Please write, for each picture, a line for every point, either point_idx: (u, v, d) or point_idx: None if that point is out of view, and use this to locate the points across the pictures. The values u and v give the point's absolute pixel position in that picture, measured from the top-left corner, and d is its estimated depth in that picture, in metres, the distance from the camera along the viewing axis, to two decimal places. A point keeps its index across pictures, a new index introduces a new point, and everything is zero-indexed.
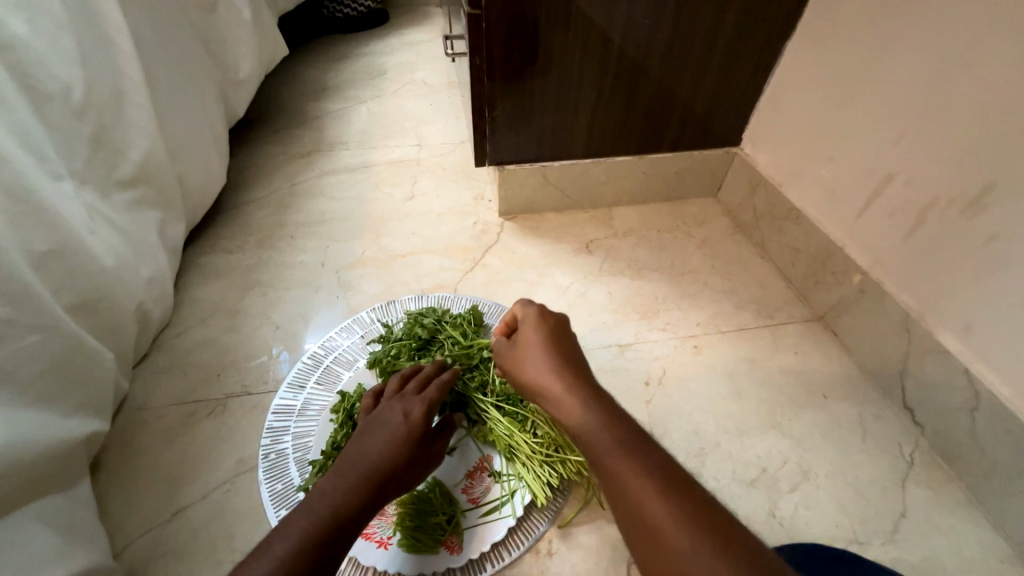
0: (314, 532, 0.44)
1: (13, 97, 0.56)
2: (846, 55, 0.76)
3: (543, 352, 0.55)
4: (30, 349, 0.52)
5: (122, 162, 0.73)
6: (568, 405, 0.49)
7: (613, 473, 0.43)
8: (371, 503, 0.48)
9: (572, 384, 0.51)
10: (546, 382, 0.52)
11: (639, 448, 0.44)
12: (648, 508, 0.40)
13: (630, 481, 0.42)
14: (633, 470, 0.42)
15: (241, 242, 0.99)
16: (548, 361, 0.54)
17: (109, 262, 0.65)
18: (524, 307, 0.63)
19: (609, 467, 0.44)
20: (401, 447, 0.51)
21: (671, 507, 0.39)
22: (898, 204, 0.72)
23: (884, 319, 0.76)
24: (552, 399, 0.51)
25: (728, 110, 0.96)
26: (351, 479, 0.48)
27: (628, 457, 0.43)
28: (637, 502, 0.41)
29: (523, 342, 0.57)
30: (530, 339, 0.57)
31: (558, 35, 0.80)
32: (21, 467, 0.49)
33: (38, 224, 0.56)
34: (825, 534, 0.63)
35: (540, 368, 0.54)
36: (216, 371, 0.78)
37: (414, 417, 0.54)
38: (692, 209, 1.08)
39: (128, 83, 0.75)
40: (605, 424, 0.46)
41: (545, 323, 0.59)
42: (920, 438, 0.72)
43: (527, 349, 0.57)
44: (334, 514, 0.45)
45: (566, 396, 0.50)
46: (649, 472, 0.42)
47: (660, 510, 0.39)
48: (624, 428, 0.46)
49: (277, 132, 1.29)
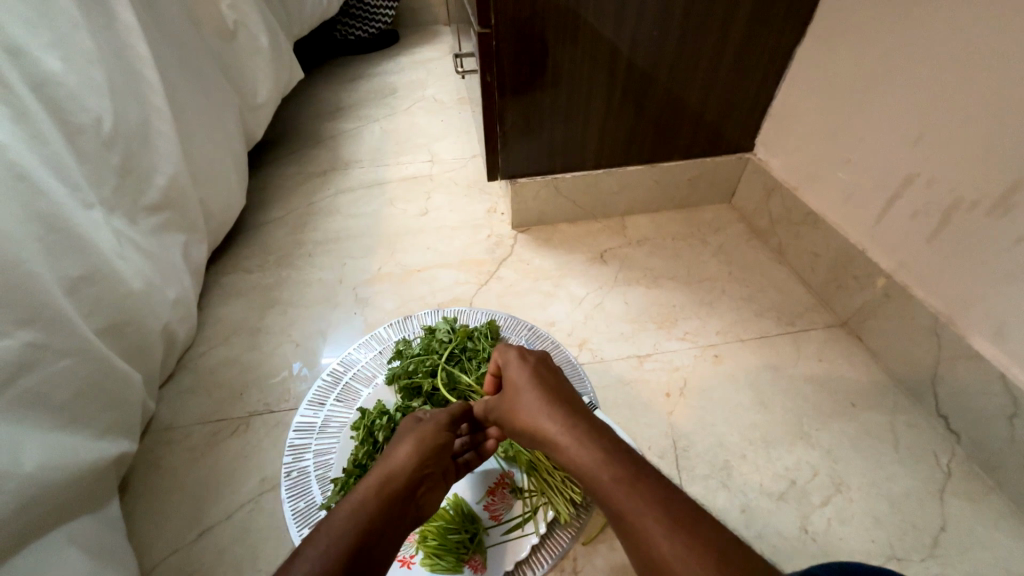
0: (338, 552, 0.42)
1: (48, 131, 0.59)
2: (859, 58, 0.75)
3: (530, 392, 0.55)
4: (63, 371, 0.54)
5: (148, 188, 0.75)
6: (566, 447, 0.49)
7: (617, 512, 0.43)
8: (392, 513, 0.48)
9: (567, 422, 0.50)
10: (538, 427, 0.51)
11: (640, 481, 0.44)
12: (653, 546, 0.40)
13: (633, 517, 0.42)
14: (637, 507, 0.42)
15: (260, 261, 1.02)
16: (536, 403, 0.53)
17: (137, 285, 0.67)
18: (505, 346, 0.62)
19: (614, 504, 0.43)
20: (405, 448, 0.53)
21: (676, 544, 0.39)
22: (921, 205, 0.70)
23: (912, 324, 0.73)
24: (545, 440, 0.51)
25: (740, 116, 0.96)
26: (366, 494, 0.48)
27: (628, 491, 0.43)
28: (643, 539, 0.41)
29: (511, 387, 0.57)
30: (511, 378, 0.58)
31: (567, 50, 0.81)
32: (55, 490, 0.50)
33: (72, 251, 0.58)
34: (860, 549, 0.61)
35: (532, 409, 0.53)
36: (239, 390, 0.80)
37: (408, 424, 0.57)
38: (706, 216, 1.07)
39: (154, 113, 0.78)
40: (605, 461, 0.46)
41: (527, 360, 0.59)
42: (957, 447, 0.69)
43: (514, 390, 0.56)
44: (357, 527, 0.45)
45: (561, 437, 0.49)
46: (651, 508, 0.42)
47: (666, 548, 0.39)
48: (619, 461, 0.45)
49: (294, 153, 1.33)
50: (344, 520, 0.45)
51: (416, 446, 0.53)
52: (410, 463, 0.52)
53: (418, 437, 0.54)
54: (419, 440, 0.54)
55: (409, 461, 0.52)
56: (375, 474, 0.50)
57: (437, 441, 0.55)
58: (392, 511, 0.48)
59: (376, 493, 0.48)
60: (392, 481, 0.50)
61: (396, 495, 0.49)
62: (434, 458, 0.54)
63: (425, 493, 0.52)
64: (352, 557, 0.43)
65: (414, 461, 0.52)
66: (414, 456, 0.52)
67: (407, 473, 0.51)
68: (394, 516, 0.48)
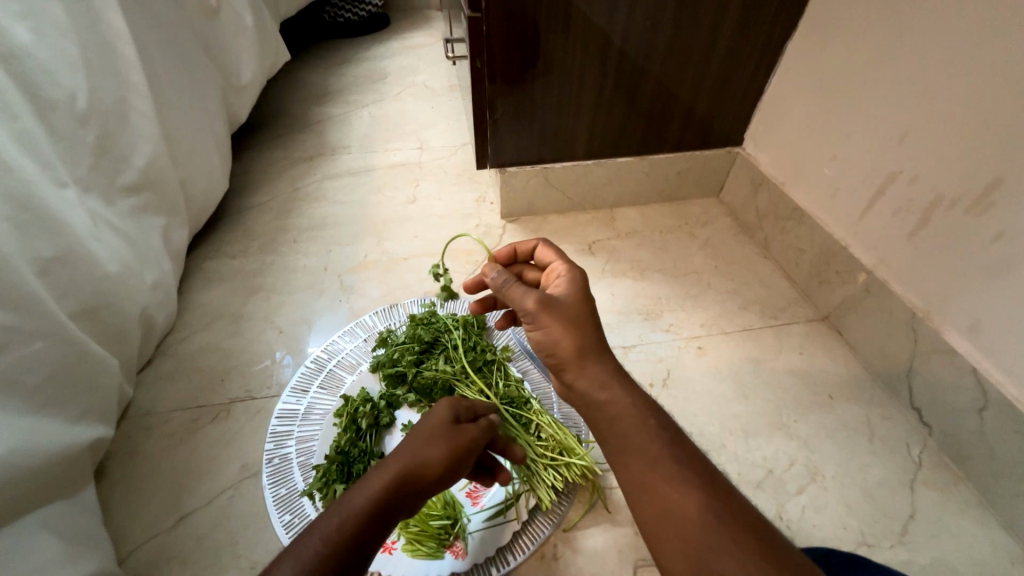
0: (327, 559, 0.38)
1: (16, 105, 0.57)
2: (848, 54, 0.76)
3: (586, 319, 0.49)
4: (36, 355, 0.52)
5: (126, 169, 0.73)
6: (607, 396, 0.46)
7: (644, 462, 0.42)
8: (394, 511, 0.42)
9: (613, 377, 0.47)
10: (591, 359, 0.47)
11: (674, 442, 0.43)
12: (678, 499, 0.39)
13: (661, 470, 0.41)
14: (670, 462, 0.41)
15: (244, 246, 1.00)
16: (591, 336, 0.49)
17: (114, 268, 0.66)
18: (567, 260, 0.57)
19: (643, 456, 0.42)
20: (423, 443, 0.46)
21: (702, 500, 0.39)
22: (902, 202, 0.71)
23: (890, 319, 0.75)
24: (584, 375, 0.47)
25: (729, 110, 0.96)
26: (374, 487, 0.42)
27: (664, 447, 0.43)
28: (664, 497, 0.40)
29: (567, 310, 0.50)
30: (570, 295, 0.51)
31: (559, 38, 0.80)
32: (26, 475, 0.49)
33: (44, 231, 0.56)
34: (832, 536, 0.63)
35: (579, 342, 0.48)
36: (220, 376, 0.79)
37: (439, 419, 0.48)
38: (694, 209, 1.07)
39: (132, 91, 0.75)
40: (643, 415, 0.45)
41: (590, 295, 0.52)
42: (928, 438, 0.71)
43: (567, 307, 0.50)
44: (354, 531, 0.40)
45: (609, 378, 0.47)
46: (684, 466, 0.41)
47: (691, 503, 0.39)
48: (658, 420, 0.45)
49: (280, 136, 1.30)
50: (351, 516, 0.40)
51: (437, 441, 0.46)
52: (426, 461, 0.45)
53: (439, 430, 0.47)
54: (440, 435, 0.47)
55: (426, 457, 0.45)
56: (386, 470, 0.43)
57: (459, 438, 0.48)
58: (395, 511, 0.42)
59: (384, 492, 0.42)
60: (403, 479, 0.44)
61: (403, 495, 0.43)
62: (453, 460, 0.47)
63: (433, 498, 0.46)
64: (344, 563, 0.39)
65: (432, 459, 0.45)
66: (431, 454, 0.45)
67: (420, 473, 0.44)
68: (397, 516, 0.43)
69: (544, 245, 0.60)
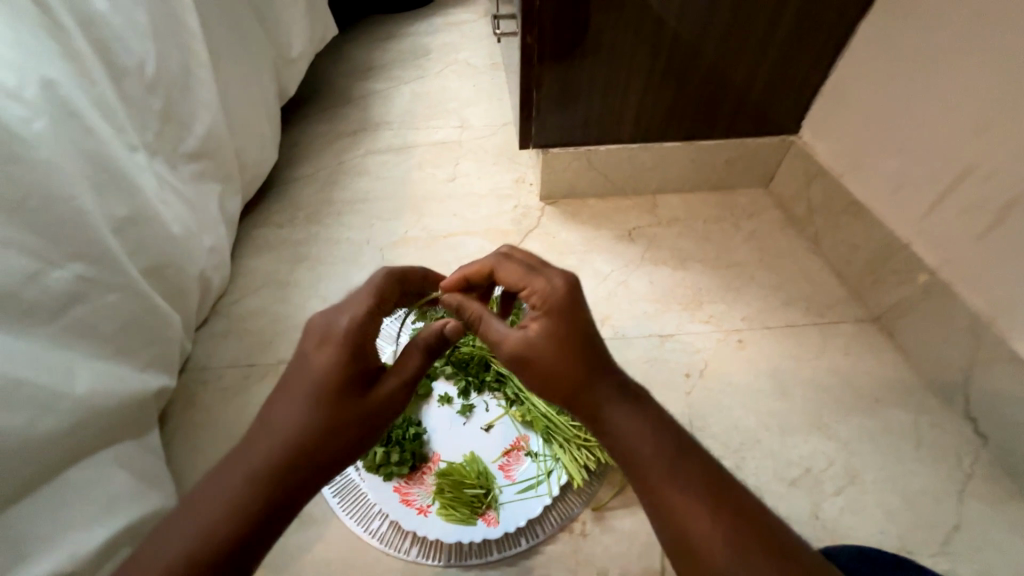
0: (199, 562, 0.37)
1: (94, 70, 0.60)
2: (928, 37, 0.70)
3: (574, 347, 0.44)
4: (111, 306, 0.57)
5: (188, 136, 0.76)
6: (611, 419, 0.42)
7: (654, 488, 0.39)
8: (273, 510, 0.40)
9: (618, 399, 0.43)
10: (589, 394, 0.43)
11: (686, 461, 0.40)
12: (692, 526, 0.37)
13: (674, 498, 0.38)
14: (682, 488, 0.38)
15: (291, 216, 1.03)
16: (580, 377, 0.43)
17: (177, 230, 0.69)
18: (534, 276, 0.49)
19: (653, 482, 0.39)
20: (309, 397, 0.43)
21: (720, 527, 0.37)
22: (975, 200, 0.66)
23: (950, 323, 0.71)
24: (583, 408, 0.43)
25: (789, 96, 0.91)
26: (240, 483, 0.40)
27: (675, 470, 0.39)
28: (691, 525, 0.37)
29: (541, 357, 0.45)
30: (544, 336, 0.45)
31: (611, 17, 0.78)
32: (102, 414, 0.53)
33: (118, 191, 0.60)
34: (869, 538, 0.62)
35: (568, 387, 0.44)
36: (269, 339, 0.83)
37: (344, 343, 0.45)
38: (741, 199, 1.04)
39: (194, 60, 0.78)
40: (652, 437, 0.41)
41: (569, 325, 0.45)
42: (981, 450, 0.68)
43: (551, 340, 0.45)
44: (220, 533, 0.38)
45: (612, 408, 0.42)
46: (698, 489, 0.38)
47: (707, 530, 0.37)
48: (667, 438, 0.41)
49: (326, 110, 1.32)
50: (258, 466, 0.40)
51: (297, 432, 0.42)
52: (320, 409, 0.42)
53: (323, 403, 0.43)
54: (322, 412, 0.42)
55: (304, 436, 0.41)
56: (293, 413, 0.42)
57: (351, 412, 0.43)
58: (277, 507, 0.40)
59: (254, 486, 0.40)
60: (277, 468, 0.40)
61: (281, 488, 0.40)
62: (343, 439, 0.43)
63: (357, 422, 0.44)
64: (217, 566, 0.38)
65: (293, 452, 0.41)
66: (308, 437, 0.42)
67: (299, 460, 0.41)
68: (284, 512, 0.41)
69: (502, 261, 0.52)
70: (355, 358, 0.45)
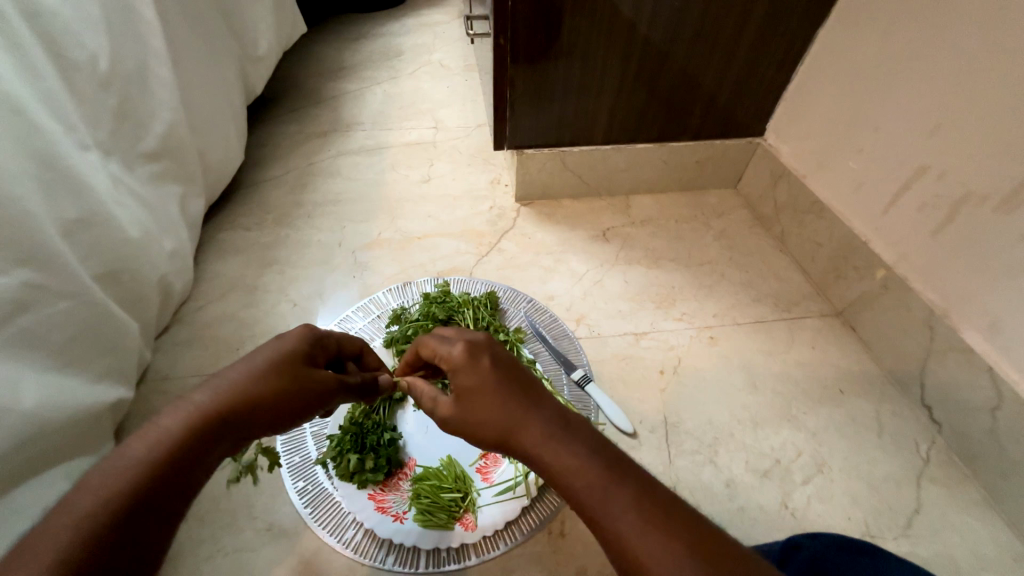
0: (100, 517, 0.33)
1: (41, 64, 0.56)
2: (881, 44, 0.74)
3: (496, 390, 0.43)
4: (61, 314, 0.53)
5: (146, 134, 0.73)
6: (536, 447, 0.40)
7: (589, 512, 0.37)
8: (190, 462, 0.37)
9: (541, 425, 0.40)
10: (513, 428, 0.41)
11: (617, 478, 0.37)
12: (626, 545, 0.35)
13: (607, 519, 0.36)
14: (612, 506, 0.36)
15: (258, 219, 1.00)
16: (502, 412, 0.42)
17: (135, 233, 0.66)
18: (442, 342, 0.49)
19: (585, 507, 0.37)
20: (227, 383, 0.41)
21: (655, 542, 0.34)
22: (929, 197, 0.70)
23: (907, 316, 0.74)
24: (512, 442, 0.41)
25: (754, 99, 0.93)
26: (161, 441, 0.37)
27: (604, 488, 0.37)
28: (632, 548, 0.34)
29: (467, 406, 0.44)
30: (464, 378, 0.45)
31: (584, 20, 0.78)
32: (50, 430, 0.50)
33: (68, 193, 0.57)
34: (838, 525, 0.64)
35: (493, 424, 0.42)
36: (235, 346, 0.80)
37: (284, 350, 0.46)
38: (711, 200, 1.06)
39: (152, 55, 0.75)
40: (577, 460, 0.38)
41: (481, 363, 0.45)
42: (937, 435, 0.72)
43: (476, 394, 0.44)
44: (123, 491, 0.34)
45: (537, 438, 0.40)
46: (632, 504, 0.36)
47: (640, 548, 0.34)
48: (594, 456, 0.38)
49: (295, 110, 1.29)
50: (147, 445, 0.36)
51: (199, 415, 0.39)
52: (234, 399, 0.41)
53: (267, 364, 0.44)
54: (265, 370, 0.43)
55: (241, 399, 0.41)
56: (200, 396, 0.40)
57: (293, 376, 0.44)
58: (197, 460, 0.38)
59: (176, 433, 0.38)
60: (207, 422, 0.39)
61: (205, 437, 0.38)
62: (278, 401, 0.43)
63: (262, 423, 0.42)
64: (119, 521, 0.33)
65: (191, 433, 0.38)
66: (246, 389, 0.41)
67: (233, 411, 0.40)
68: (203, 466, 0.38)
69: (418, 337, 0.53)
70: (287, 364, 0.45)
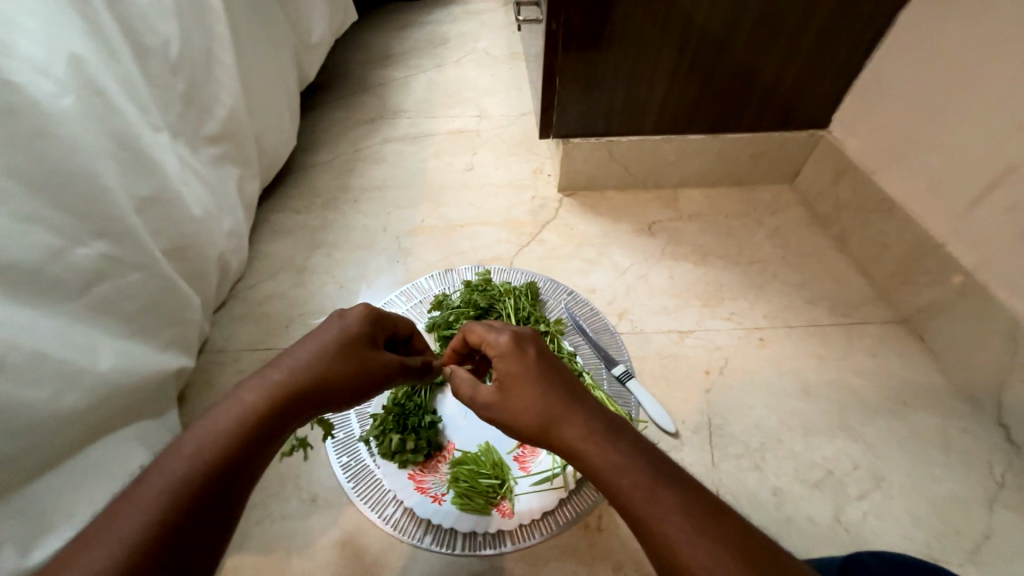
0: (191, 481, 0.36)
1: (120, 49, 0.60)
2: (972, 28, 0.67)
3: (540, 381, 0.43)
4: (133, 285, 0.57)
5: (209, 118, 0.76)
6: (580, 442, 0.39)
7: (634, 513, 0.36)
8: (270, 434, 0.40)
9: (586, 420, 0.40)
10: (558, 420, 0.41)
11: (664, 480, 0.36)
12: (674, 549, 0.34)
13: (655, 522, 0.35)
14: (659, 508, 0.35)
15: (308, 203, 1.03)
16: (547, 404, 0.42)
17: (198, 212, 0.69)
18: (489, 331, 0.49)
19: (630, 507, 0.36)
20: (300, 363, 0.44)
21: (704, 548, 0.33)
22: (1020, 198, 0.63)
23: (985, 327, 0.68)
24: (555, 435, 0.41)
25: (820, 89, 0.88)
26: (241, 414, 0.39)
27: (650, 490, 0.36)
28: (681, 553, 0.33)
29: (510, 395, 0.44)
30: (508, 367, 0.45)
31: (640, 5, 0.75)
32: (122, 392, 0.53)
33: (140, 172, 0.60)
34: (895, 544, 0.60)
35: (537, 415, 0.42)
36: (285, 324, 0.83)
37: (348, 331, 0.48)
38: (766, 196, 1.01)
39: (217, 42, 0.78)
40: (622, 458, 0.37)
41: (527, 353, 0.45)
42: (1014, 458, 0.66)
43: (519, 383, 0.44)
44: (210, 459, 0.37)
45: (581, 433, 0.39)
46: (679, 508, 0.35)
47: (690, 553, 0.33)
48: (640, 457, 0.38)
49: (343, 98, 1.32)
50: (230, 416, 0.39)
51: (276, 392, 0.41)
52: (306, 379, 0.43)
53: (335, 347, 0.46)
54: (334, 352, 0.46)
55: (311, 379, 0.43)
56: (275, 373, 0.42)
57: (358, 361, 0.47)
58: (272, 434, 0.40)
59: (256, 407, 0.40)
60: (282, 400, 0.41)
61: (279, 413, 0.41)
62: (345, 383, 0.45)
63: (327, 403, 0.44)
64: (208, 485, 0.36)
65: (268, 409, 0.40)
66: (318, 370, 0.44)
67: (306, 390, 0.43)
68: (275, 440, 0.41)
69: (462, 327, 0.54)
70: (351, 346, 0.47)
